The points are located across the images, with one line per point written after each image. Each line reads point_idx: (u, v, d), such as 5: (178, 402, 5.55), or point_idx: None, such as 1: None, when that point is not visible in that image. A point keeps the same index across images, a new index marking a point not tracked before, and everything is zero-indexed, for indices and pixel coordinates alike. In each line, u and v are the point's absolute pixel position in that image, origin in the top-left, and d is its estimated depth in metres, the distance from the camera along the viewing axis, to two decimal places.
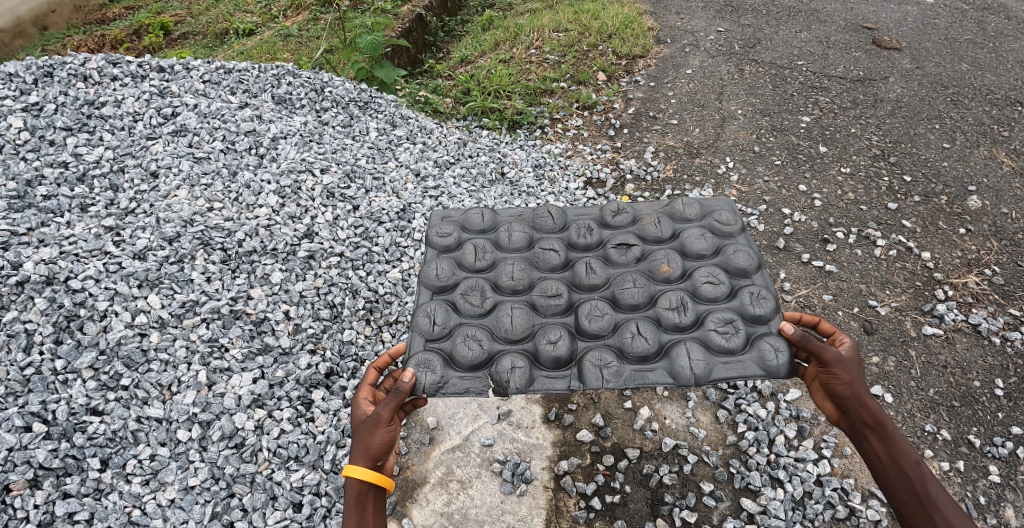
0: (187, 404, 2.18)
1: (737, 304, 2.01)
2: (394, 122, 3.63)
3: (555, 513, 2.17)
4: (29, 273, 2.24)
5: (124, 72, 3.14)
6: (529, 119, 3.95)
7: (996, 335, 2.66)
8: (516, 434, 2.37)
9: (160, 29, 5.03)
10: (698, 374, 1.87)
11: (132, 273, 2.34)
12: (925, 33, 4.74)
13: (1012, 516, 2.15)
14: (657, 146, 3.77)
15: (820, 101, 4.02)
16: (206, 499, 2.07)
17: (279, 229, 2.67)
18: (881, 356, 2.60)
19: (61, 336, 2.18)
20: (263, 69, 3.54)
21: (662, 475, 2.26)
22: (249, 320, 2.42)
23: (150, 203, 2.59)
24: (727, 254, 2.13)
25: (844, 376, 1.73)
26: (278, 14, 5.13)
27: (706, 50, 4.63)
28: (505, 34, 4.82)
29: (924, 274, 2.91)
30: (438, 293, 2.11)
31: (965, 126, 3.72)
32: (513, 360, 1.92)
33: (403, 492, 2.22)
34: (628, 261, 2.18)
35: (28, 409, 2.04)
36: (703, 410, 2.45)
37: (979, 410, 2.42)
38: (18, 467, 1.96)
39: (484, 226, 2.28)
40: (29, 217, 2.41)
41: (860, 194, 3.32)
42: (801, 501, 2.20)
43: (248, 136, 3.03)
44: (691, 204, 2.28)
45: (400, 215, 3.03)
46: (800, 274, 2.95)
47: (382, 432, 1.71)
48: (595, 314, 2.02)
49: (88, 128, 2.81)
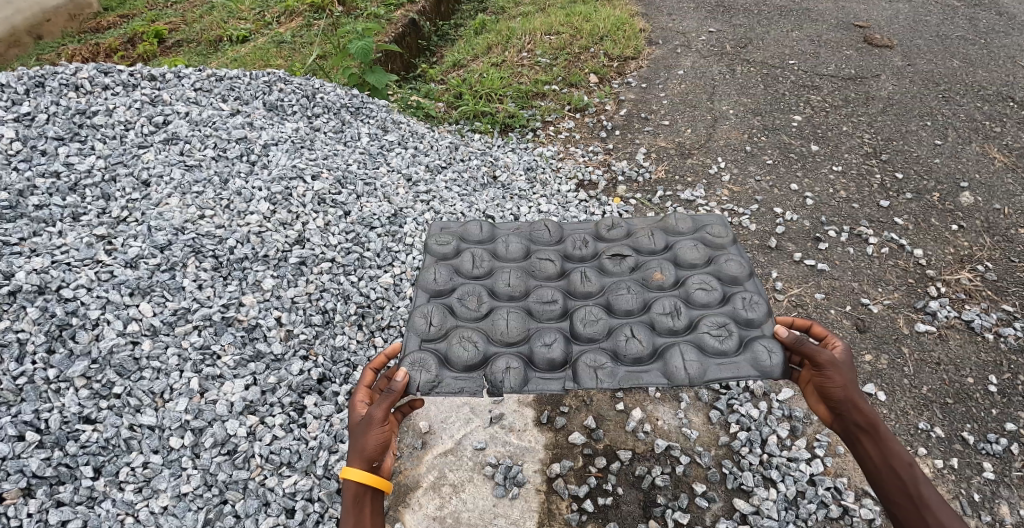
0: (180, 412, 2.18)
1: (729, 308, 2.02)
2: (386, 127, 3.66)
3: (548, 516, 2.18)
4: (21, 282, 2.25)
5: (116, 82, 3.17)
6: (521, 122, 3.97)
7: (990, 331, 2.66)
8: (509, 437, 2.38)
9: (154, 38, 5.07)
10: (692, 376, 1.87)
11: (124, 281, 2.35)
12: (916, 31, 4.75)
13: (1007, 513, 2.14)
14: (650, 147, 3.78)
15: (812, 99, 4.02)
16: (200, 506, 2.07)
17: (271, 236, 2.67)
18: (874, 353, 2.60)
19: (54, 345, 2.19)
20: (255, 76, 3.57)
21: (655, 477, 2.26)
22: (242, 326, 2.43)
23: (142, 211, 2.60)
24: (720, 263, 2.14)
25: (839, 379, 1.70)
26: (272, 21, 5.15)
27: (697, 50, 4.65)
28: (497, 37, 4.85)
29: (916, 271, 2.91)
30: (435, 297, 2.11)
31: (957, 123, 3.73)
32: (508, 361, 1.92)
33: (397, 496, 2.22)
34: (623, 270, 2.19)
35: (21, 418, 2.04)
36: (696, 410, 2.45)
37: (972, 407, 2.42)
38: (12, 476, 1.96)
39: (482, 236, 2.30)
40: (21, 227, 2.42)
41: (852, 192, 3.33)
42: (795, 501, 2.20)
43: (240, 143, 3.05)
44: (683, 218, 2.30)
45: (391, 220, 3.04)
46: (792, 273, 2.95)
47: (376, 433, 1.70)
48: (590, 319, 2.03)
49: (80, 137, 2.84)
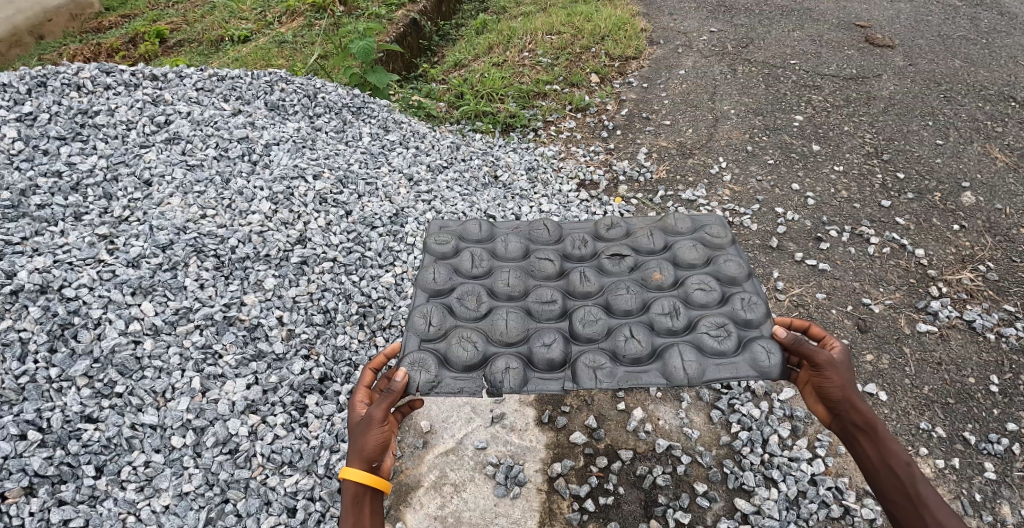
0: (182, 411, 2.18)
1: (728, 309, 2.02)
2: (387, 127, 3.66)
3: (549, 516, 2.18)
4: (23, 281, 2.25)
5: (117, 81, 3.17)
6: (522, 122, 3.97)
7: (991, 331, 2.65)
8: (510, 437, 2.38)
9: (156, 37, 5.07)
10: (691, 376, 1.87)
11: (126, 280, 2.36)
12: (918, 30, 4.75)
13: (1008, 513, 2.14)
14: (651, 147, 3.78)
15: (813, 99, 4.02)
16: (201, 505, 2.07)
17: (273, 235, 2.68)
18: (875, 353, 2.59)
19: (56, 345, 2.19)
20: (257, 76, 3.57)
21: (656, 476, 2.26)
22: (243, 326, 2.43)
23: (144, 211, 2.61)
24: (719, 264, 2.14)
25: (837, 379, 1.70)
26: (273, 20, 5.15)
27: (699, 50, 4.65)
28: (498, 37, 4.85)
29: (918, 271, 2.90)
30: (434, 296, 2.11)
31: (958, 123, 3.72)
32: (507, 361, 1.92)
33: (398, 496, 2.22)
34: (622, 270, 2.19)
35: (23, 417, 2.04)
36: (697, 410, 2.45)
37: (974, 407, 2.42)
38: (14, 475, 1.96)
39: (481, 236, 2.30)
40: (23, 227, 2.43)
41: (853, 192, 3.33)
42: (796, 501, 2.20)
43: (242, 143, 3.05)
44: (683, 218, 2.31)
45: (392, 219, 3.04)
46: (793, 273, 2.95)
47: (376, 434, 1.69)
48: (589, 319, 2.03)
49: (82, 137, 2.84)
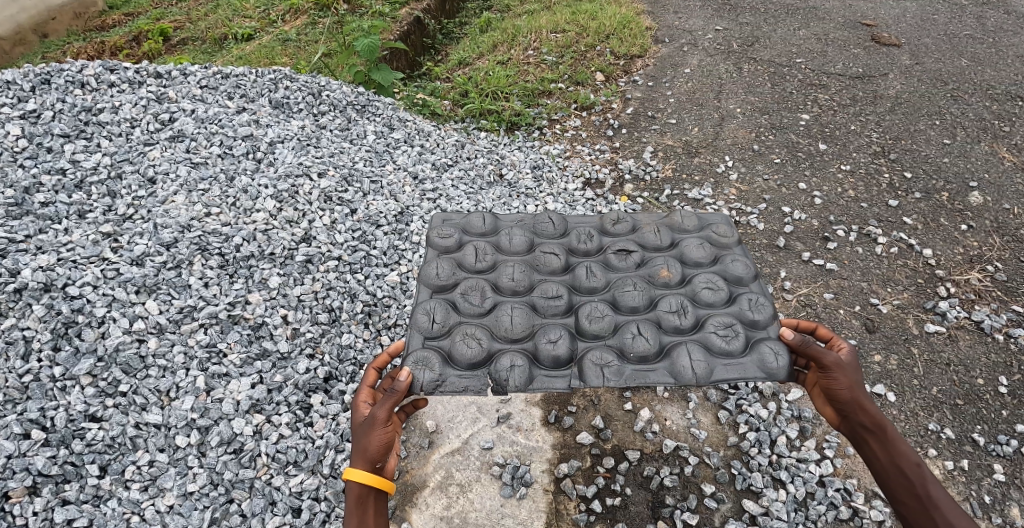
0: (186, 410, 2.17)
1: (735, 309, 2.00)
2: (392, 125, 3.65)
3: (556, 516, 2.16)
4: (28, 280, 2.23)
5: (122, 79, 3.16)
6: (527, 120, 3.95)
7: (1000, 332, 2.64)
8: (516, 437, 2.36)
9: (159, 35, 5.06)
10: (699, 375, 1.85)
11: (131, 279, 2.34)
12: (924, 29, 4.72)
13: (1017, 515, 2.12)
14: (656, 146, 3.76)
15: (819, 98, 4.00)
16: (206, 505, 2.05)
17: (278, 234, 2.66)
18: (883, 354, 2.58)
19: (60, 343, 2.18)
20: (261, 74, 3.55)
21: (663, 477, 2.24)
22: (248, 324, 2.41)
23: (149, 208, 2.59)
24: (726, 263, 2.12)
25: (844, 380, 1.68)
26: (277, 18, 5.13)
27: (704, 49, 4.63)
28: (503, 35, 4.83)
29: (926, 272, 2.89)
30: (437, 292, 2.09)
31: (966, 122, 3.70)
32: (513, 358, 1.90)
33: (403, 496, 2.21)
34: (627, 267, 2.17)
35: (27, 416, 2.03)
36: (705, 411, 2.43)
37: (983, 408, 2.40)
38: (17, 474, 1.95)
39: (485, 230, 2.27)
40: (27, 224, 2.41)
41: (861, 191, 3.31)
42: (804, 502, 2.18)
43: (246, 141, 3.04)
44: (689, 216, 2.29)
45: (398, 218, 3.03)
46: (800, 273, 2.93)
47: (379, 434, 1.67)
48: (595, 316, 2.01)
49: (86, 134, 2.83)
